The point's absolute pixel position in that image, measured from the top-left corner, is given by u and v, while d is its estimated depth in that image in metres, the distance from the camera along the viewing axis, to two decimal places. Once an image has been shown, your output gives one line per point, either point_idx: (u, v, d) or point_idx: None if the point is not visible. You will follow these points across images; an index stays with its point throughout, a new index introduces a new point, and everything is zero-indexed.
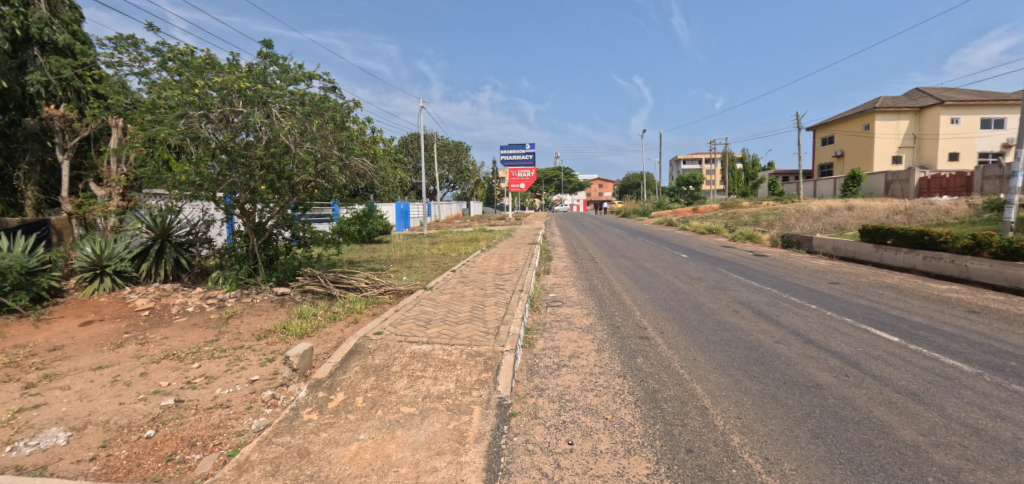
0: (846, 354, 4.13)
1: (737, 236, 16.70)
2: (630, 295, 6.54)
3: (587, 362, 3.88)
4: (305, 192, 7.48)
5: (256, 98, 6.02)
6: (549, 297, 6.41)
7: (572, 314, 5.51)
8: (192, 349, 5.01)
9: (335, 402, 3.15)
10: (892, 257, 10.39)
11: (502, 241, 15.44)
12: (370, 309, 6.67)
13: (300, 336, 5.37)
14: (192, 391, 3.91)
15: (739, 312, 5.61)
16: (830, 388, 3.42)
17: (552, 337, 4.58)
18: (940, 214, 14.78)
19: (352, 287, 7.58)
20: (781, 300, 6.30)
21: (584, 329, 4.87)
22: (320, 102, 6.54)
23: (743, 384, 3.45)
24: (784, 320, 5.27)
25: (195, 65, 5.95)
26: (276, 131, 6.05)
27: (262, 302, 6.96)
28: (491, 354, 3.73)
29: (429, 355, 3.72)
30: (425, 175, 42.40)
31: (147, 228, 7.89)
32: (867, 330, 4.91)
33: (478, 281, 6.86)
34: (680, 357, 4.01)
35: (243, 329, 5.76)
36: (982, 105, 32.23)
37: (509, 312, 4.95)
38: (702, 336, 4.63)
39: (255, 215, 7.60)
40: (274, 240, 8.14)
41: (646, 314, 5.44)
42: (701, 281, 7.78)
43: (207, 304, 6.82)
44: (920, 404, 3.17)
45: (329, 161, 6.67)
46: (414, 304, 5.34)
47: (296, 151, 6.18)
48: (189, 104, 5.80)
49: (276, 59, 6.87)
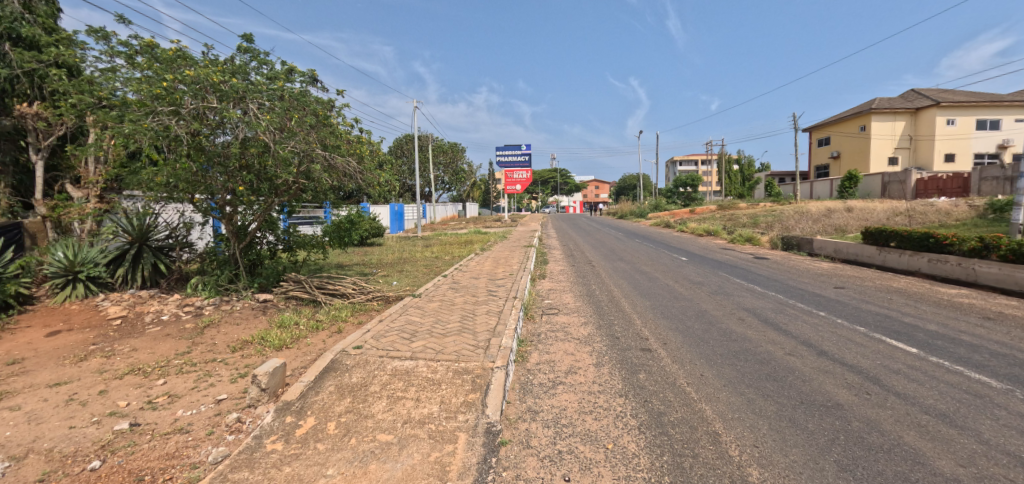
0: (864, 369, 3.83)
1: (736, 238, 16.44)
2: (629, 302, 6.23)
3: (585, 379, 3.55)
4: (289, 193, 7.12)
5: (232, 93, 5.66)
6: (544, 305, 6.08)
7: (568, 323, 5.17)
8: (160, 363, 4.66)
9: (303, 429, 2.80)
10: (896, 260, 10.14)
11: (497, 244, 15.08)
12: (356, 318, 6.32)
13: (278, 348, 5.01)
14: (151, 414, 3.55)
15: (744, 321, 5.31)
16: (853, 409, 3.11)
17: (547, 350, 4.25)
18: (941, 216, 14.55)
19: (338, 293, 7.21)
20: (788, 307, 6.00)
21: (582, 340, 4.54)
22: (302, 97, 6.19)
23: (757, 405, 3.14)
24: (793, 329, 4.96)
25: (165, 58, 5.61)
26: (254, 127, 5.69)
27: (242, 310, 6.59)
28: (480, 371, 3.40)
29: (412, 373, 3.38)
30: (421, 177, 41.97)
31: (123, 232, 7.52)
32: (881, 340, 4.62)
33: (470, 288, 6.51)
34: (686, 372, 3.69)
35: (219, 339, 5.40)
36: (978, 106, 32.20)
37: (502, 322, 4.62)
38: (708, 348, 4.32)
39: (236, 217, 7.23)
40: (257, 244, 7.82)
41: (646, 323, 5.12)
42: (703, 285, 7.49)
43: (183, 312, 6.44)
44: (953, 428, 2.87)
45: (314, 161, 6.31)
46: (400, 314, 5.00)
47: (276, 148, 5.83)
48: (160, 99, 5.43)
49: (256, 55, 6.55)
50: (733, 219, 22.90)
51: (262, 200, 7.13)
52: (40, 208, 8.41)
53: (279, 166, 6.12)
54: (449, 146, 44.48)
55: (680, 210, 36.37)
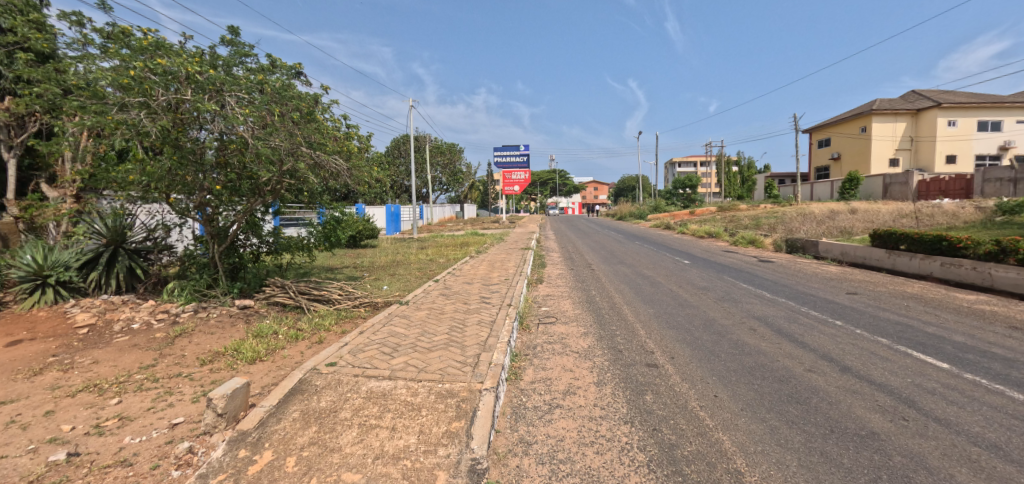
0: (895, 389, 3.45)
1: (738, 241, 16.07)
2: (632, 309, 5.85)
3: (585, 402, 3.15)
4: (272, 193, 6.72)
5: (208, 85, 5.14)
6: (541, 313, 5.68)
7: (567, 334, 4.79)
8: (120, 379, 4.26)
9: (257, 465, 2.38)
10: (906, 264, 9.77)
11: (494, 246, 14.70)
12: (340, 326, 5.90)
13: (250, 361, 4.59)
14: (95, 441, 3.14)
15: (756, 331, 4.92)
16: (891, 440, 2.72)
17: (543, 366, 3.85)
18: (949, 217, 14.22)
19: (323, 298, 6.81)
20: (801, 315, 5.61)
21: (581, 354, 4.15)
22: (282, 90, 5.67)
23: (782, 434, 2.75)
24: (810, 341, 4.58)
25: (136, 46, 4.99)
26: (231, 122, 5.15)
27: (219, 317, 6.17)
28: (467, 394, 2.98)
29: (390, 395, 2.97)
30: (418, 178, 41.59)
31: (97, 234, 7.10)
32: (908, 354, 4.24)
33: (462, 294, 6.10)
34: (698, 393, 3.30)
35: (190, 351, 5.00)
36: (979, 107, 31.99)
37: (494, 334, 4.22)
38: (721, 363, 3.94)
39: (217, 218, 6.79)
40: (239, 247, 7.38)
41: (650, 334, 4.75)
42: (709, 291, 7.10)
43: (155, 320, 6.01)
44: (1011, 464, 2.47)
45: (298, 159, 5.87)
46: (384, 323, 4.61)
47: (256, 145, 5.29)
48: (127, 89, 4.88)
49: (237, 46, 6.13)
50: (735, 221, 22.50)
51: (242, 201, 6.70)
52: (12, 207, 7.93)
53: (257, 163, 5.67)
54: (448, 147, 44.12)
55: (680, 211, 36.03)
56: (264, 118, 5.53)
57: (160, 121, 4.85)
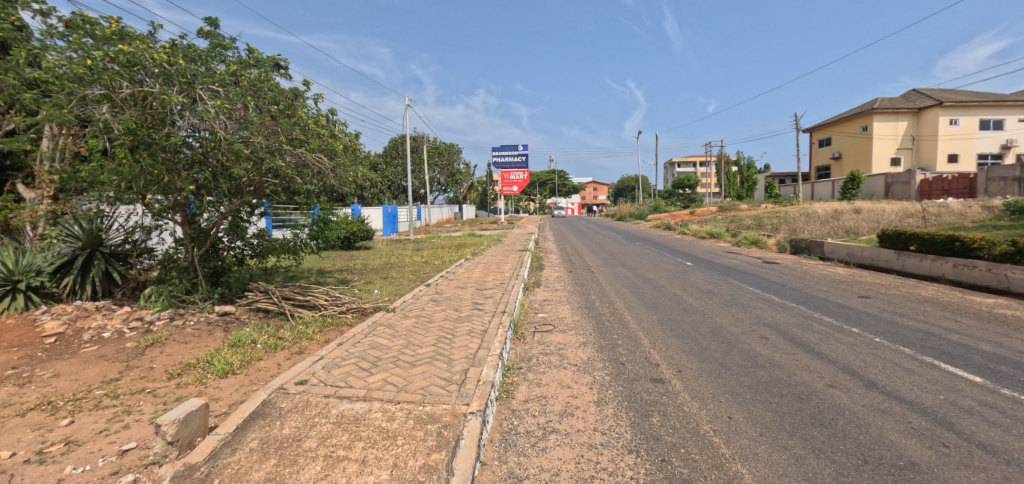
0: (929, 409, 3.11)
1: (741, 242, 15.72)
2: (634, 316, 5.50)
3: (584, 426, 2.81)
4: (253, 193, 6.36)
5: (179, 76, 4.75)
6: (537, 321, 5.31)
7: (564, 344, 4.45)
8: (78, 395, 3.91)
9: None
10: (917, 265, 9.44)
11: (491, 247, 14.30)
12: (324, 335, 5.52)
13: (221, 375, 4.22)
14: (32, 471, 2.78)
15: (768, 340, 4.57)
16: (935, 472, 2.37)
17: (538, 381, 3.51)
18: (957, 217, 13.88)
19: (308, 304, 6.45)
20: (815, 322, 5.25)
21: (580, 367, 3.80)
22: (258, 82, 5.28)
23: (811, 466, 2.40)
24: (828, 352, 4.23)
25: (99, 35, 4.64)
26: (201, 116, 4.75)
27: (196, 325, 5.80)
28: (450, 418, 2.62)
29: (363, 420, 2.60)
30: (416, 179, 41.16)
31: (71, 237, 6.71)
32: (935, 366, 3.90)
33: (453, 300, 5.74)
34: (710, 415, 2.96)
35: (160, 362, 4.65)
36: (981, 106, 31.74)
37: (484, 346, 3.86)
38: (733, 378, 3.60)
39: (198, 219, 6.46)
40: (220, 250, 7.01)
41: (655, 344, 4.40)
42: (713, 295, 6.77)
43: (128, 329, 5.63)
44: None
45: (277, 156, 5.51)
46: (367, 333, 4.26)
47: (228, 140, 4.90)
48: (87, 80, 4.52)
49: (213, 37, 5.77)
50: (737, 221, 22.08)
51: (222, 201, 6.36)
52: None
53: (230, 160, 5.29)
54: (445, 147, 43.70)
55: (681, 211, 35.72)
56: (237, 110, 5.13)
57: (126, 117, 4.51)
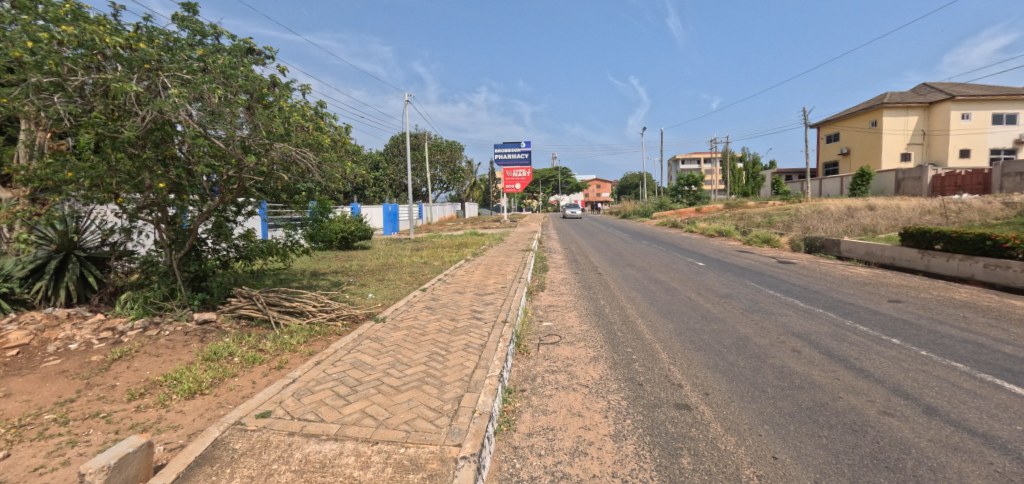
0: (1011, 444, 2.61)
1: (752, 240, 15.18)
2: (649, 325, 5.01)
3: (600, 470, 2.32)
4: (234, 191, 5.86)
5: (141, 62, 4.25)
6: (541, 331, 4.81)
7: (574, 359, 3.96)
8: (21, 421, 3.44)
9: None
10: (944, 265, 8.90)
11: (494, 247, 13.83)
12: (309, 346, 5.02)
13: (187, 396, 3.75)
14: None
15: (801, 354, 4.09)
16: None
17: (544, 408, 3.02)
18: (977, 214, 13.34)
19: (295, 311, 5.97)
20: (848, 332, 4.75)
21: (594, 390, 3.31)
22: (230, 68, 4.76)
23: None
24: (872, 370, 3.73)
25: (49, 15, 4.12)
26: (166, 104, 4.22)
27: (172, 335, 5.33)
28: (437, 466, 2.13)
29: (331, 467, 2.12)
30: (417, 177, 40.64)
31: (43, 239, 6.24)
32: (1000, 387, 3.40)
33: (450, 308, 5.25)
34: (751, 454, 2.48)
35: (124, 380, 4.19)
36: (994, 100, 31.06)
37: (482, 365, 3.37)
38: (770, 404, 3.09)
39: (177, 220, 5.98)
40: (201, 253, 6.51)
41: (676, 359, 3.91)
42: (732, 300, 6.25)
43: (97, 340, 5.17)
44: None
45: (256, 151, 5.02)
46: (352, 348, 3.78)
47: (193, 132, 4.36)
48: (35, 65, 4.00)
49: (186, 20, 5.26)
50: (745, 219, 21.43)
51: (201, 197, 5.86)
52: None
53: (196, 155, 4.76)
54: (447, 145, 43.14)
55: (687, 208, 35.06)
56: (202, 96, 4.55)
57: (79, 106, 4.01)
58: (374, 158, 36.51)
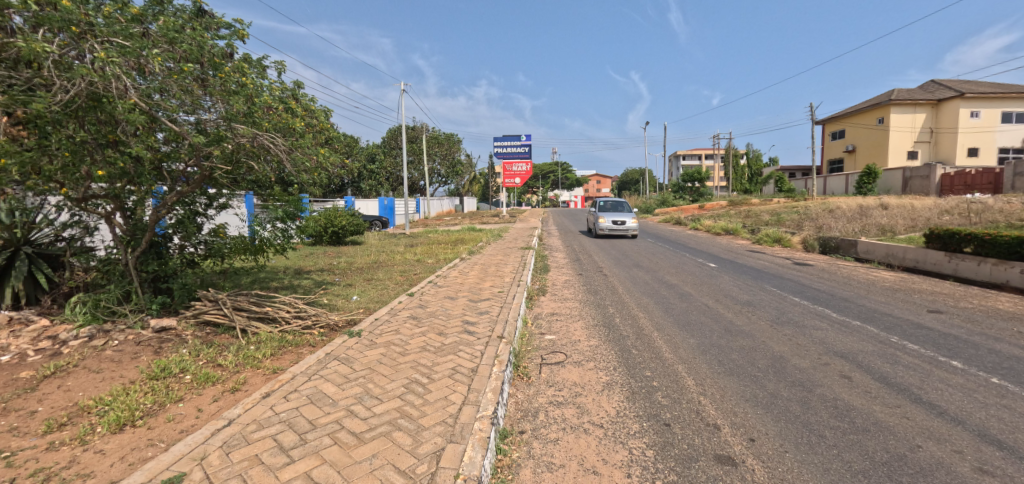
0: None
1: (762, 239, 14.54)
2: (668, 340, 4.35)
3: None
4: (196, 181, 5.16)
5: (62, 21, 3.65)
6: (543, 347, 4.15)
7: (582, 385, 3.32)
8: None
9: None
10: (975, 269, 8.26)
11: (491, 245, 13.15)
12: (276, 361, 4.35)
13: (114, 429, 3.09)
14: None
15: (853, 382, 3.44)
16: None
17: (549, 461, 2.36)
18: (997, 215, 12.72)
19: (267, 317, 5.30)
20: (899, 353, 4.10)
21: (609, 434, 2.64)
22: (172, 31, 4.06)
23: None
24: (946, 406, 3.08)
25: None
26: (87, 71, 3.53)
27: (121, 346, 4.66)
28: None
29: None
30: (415, 170, 39.94)
31: None
32: None
33: (439, 318, 4.58)
34: None
35: (47, 405, 3.51)
36: (1004, 98, 30.35)
37: (471, 400, 2.70)
38: (836, 459, 2.42)
39: (136, 211, 5.33)
40: (165, 250, 5.82)
41: (705, 388, 3.26)
42: (757, 309, 5.58)
43: (34, 351, 4.50)
44: None
45: (212, 132, 4.33)
46: (315, 374, 3.11)
47: (125, 104, 3.64)
48: None
49: None
50: (752, 217, 20.72)
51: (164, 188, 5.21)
52: None
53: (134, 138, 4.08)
54: (446, 138, 42.40)
55: (689, 205, 34.32)
56: (143, 65, 3.97)
57: None
58: (371, 150, 35.76)
